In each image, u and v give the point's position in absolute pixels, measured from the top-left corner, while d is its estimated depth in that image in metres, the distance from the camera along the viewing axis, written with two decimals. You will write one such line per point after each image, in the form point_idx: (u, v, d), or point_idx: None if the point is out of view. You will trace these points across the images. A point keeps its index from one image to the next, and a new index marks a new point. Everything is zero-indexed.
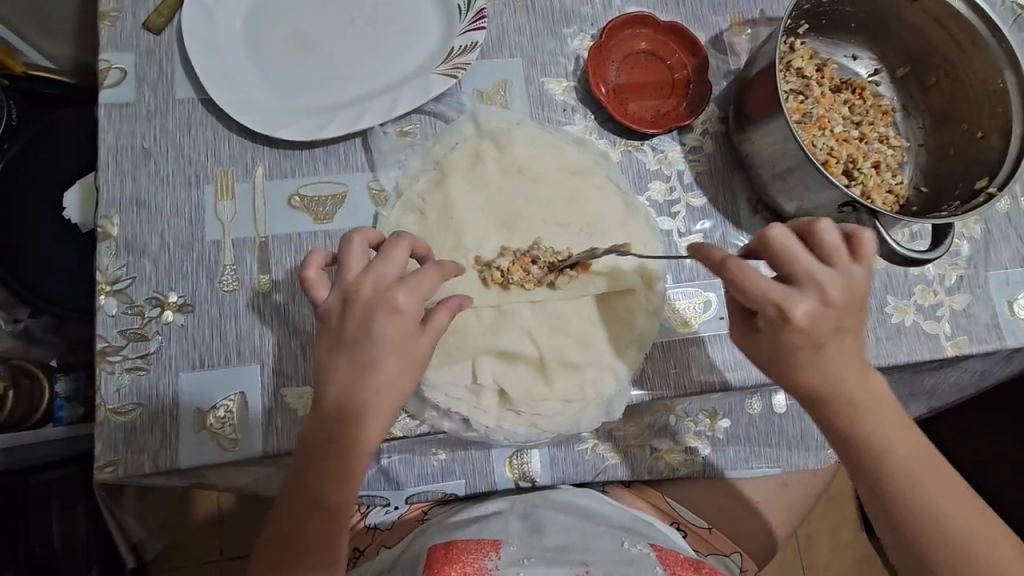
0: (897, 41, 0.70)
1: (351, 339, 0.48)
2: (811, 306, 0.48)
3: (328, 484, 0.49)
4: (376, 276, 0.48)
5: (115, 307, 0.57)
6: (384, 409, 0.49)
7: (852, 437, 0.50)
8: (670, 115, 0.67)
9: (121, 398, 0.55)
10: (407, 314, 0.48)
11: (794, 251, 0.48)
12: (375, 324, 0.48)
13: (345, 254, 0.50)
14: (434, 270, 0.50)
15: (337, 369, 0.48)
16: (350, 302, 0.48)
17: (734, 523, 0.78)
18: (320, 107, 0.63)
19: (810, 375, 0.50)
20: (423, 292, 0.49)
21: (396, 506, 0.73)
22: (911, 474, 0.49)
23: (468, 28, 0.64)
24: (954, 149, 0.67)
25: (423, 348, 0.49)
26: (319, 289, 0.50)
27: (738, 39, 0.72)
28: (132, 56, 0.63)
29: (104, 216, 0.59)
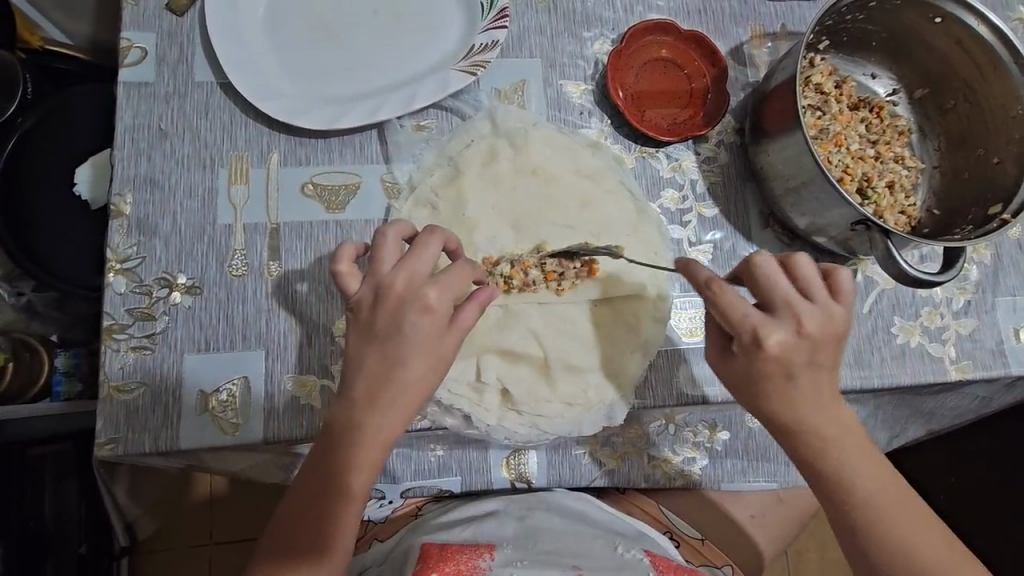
0: (917, 62, 0.70)
1: (380, 334, 0.48)
2: (786, 337, 0.48)
3: (339, 474, 0.49)
4: (409, 271, 0.49)
5: (123, 286, 0.57)
6: (406, 406, 0.49)
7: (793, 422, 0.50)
8: (686, 124, 0.67)
9: (125, 376, 0.55)
10: (438, 312, 0.48)
11: (775, 278, 0.49)
12: (406, 320, 0.48)
13: (378, 247, 0.50)
14: (463, 271, 0.50)
15: (367, 361, 0.49)
16: (381, 296, 0.49)
17: (723, 533, 0.79)
18: (339, 96, 0.63)
19: (824, 389, 0.50)
20: (452, 290, 0.49)
21: (391, 500, 0.73)
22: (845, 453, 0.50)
23: (490, 26, 0.65)
24: (968, 173, 0.67)
25: (449, 347, 0.49)
26: (350, 282, 0.50)
27: (758, 51, 0.72)
28: (154, 36, 0.63)
29: (117, 194, 0.59)
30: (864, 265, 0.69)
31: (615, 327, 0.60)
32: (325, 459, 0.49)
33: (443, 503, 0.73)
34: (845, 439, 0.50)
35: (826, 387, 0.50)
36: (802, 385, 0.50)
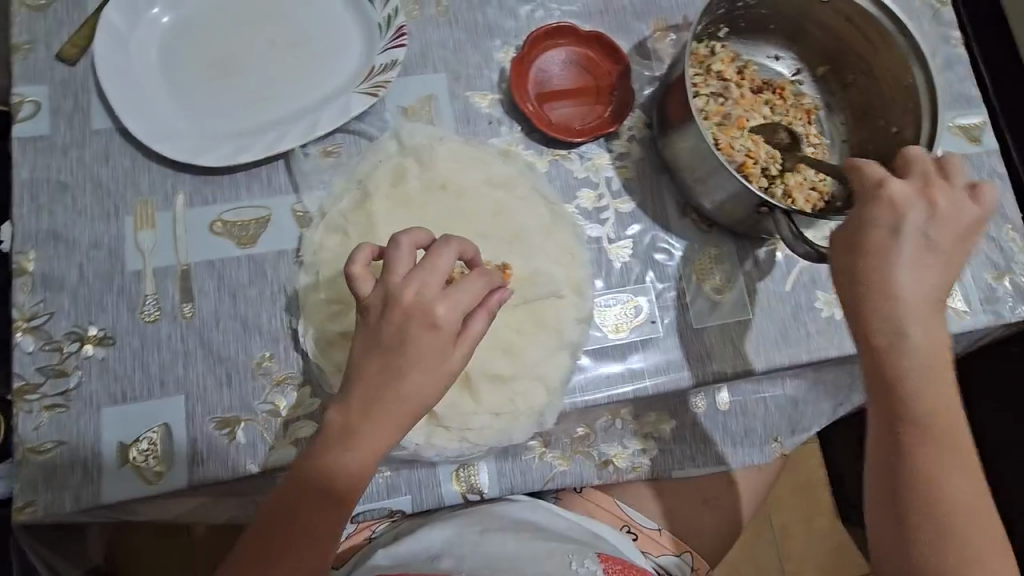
0: (813, 41, 0.71)
1: (384, 346, 0.46)
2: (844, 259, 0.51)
3: (331, 486, 0.46)
4: (421, 283, 0.46)
5: (32, 344, 0.56)
6: (397, 428, 0.47)
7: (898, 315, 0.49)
8: (596, 122, 0.68)
9: (40, 436, 0.54)
10: (442, 329, 0.46)
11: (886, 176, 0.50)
12: (410, 334, 0.46)
13: (393, 252, 0.48)
14: (476, 281, 0.48)
15: (368, 373, 0.47)
16: (389, 306, 0.46)
17: (682, 522, 0.79)
18: (241, 130, 0.63)
19: (915, 304, 0.49)
20: (456, 301, 0.47)
21: (344, 527, 0.73)
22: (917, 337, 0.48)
23: (388, 45, 0.65)
24: (874, 145, 0.69)
25: (456, 360, 0.47)
26: (363, 284, 0.48)
27: (661, 45, 0.73)
28: (47, 88, 0.62)
29: (20, 251, 0.58)
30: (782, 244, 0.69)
31: (537, 333, 0.60)
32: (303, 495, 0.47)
33: (395, 523, 0.72)
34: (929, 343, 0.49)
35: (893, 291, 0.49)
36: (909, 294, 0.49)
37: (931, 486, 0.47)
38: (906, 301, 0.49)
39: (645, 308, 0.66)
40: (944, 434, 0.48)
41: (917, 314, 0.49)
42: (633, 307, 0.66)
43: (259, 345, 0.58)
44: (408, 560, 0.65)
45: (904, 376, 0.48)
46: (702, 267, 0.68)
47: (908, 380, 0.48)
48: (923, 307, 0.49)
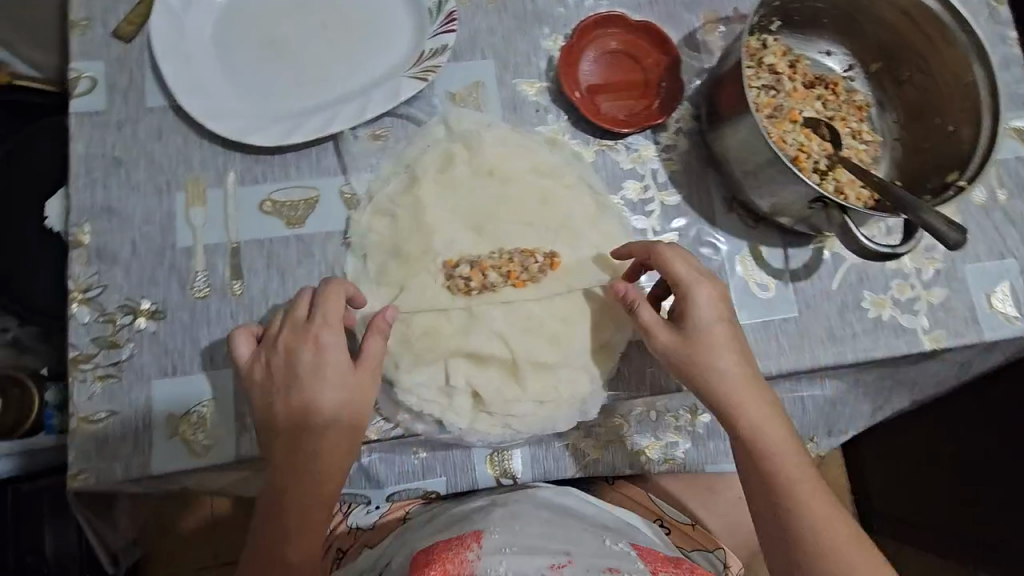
0: (868, 37, 0.70)
1: (280, 388, 0.52)
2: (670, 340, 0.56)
3: (292, 532, 0.51)
4: (292, 319, 0.53)
5: (87, 315, 0.57)
6: (338, 439, 0.52)
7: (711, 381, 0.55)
8: (643, 114, 0.67)
9: (93, 406, 0.55)
10: (334, 352, 0.52)
11: (676, 267, 0.56)
12: (299, 363, 0.52)
13: (296, 300, 0.54)
14: (337, 288, 0.54)
15: (280, 417, 0.51)
16: (274, 349, 0.53)
17: (713, 518, 0.79)
18: (292, 111, 0.63)
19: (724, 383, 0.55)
20: (337, 326, 0.53)
21: (378, 505, 0.74)
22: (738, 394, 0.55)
23: (439, 30, 0.65)
24: (928, 143, 0.67)
25: (362, 379, 0.53)
26: (243, 349, 0.54)
27: (710, 37, 0.72)
28: (104, 64, 0.63)
29: (76, 224, 0.59)
30: (830, 243, 0.68)
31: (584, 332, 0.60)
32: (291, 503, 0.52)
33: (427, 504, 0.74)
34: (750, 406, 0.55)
35: (710, 363, 0.55)
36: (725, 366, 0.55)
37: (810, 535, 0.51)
38: (723, 371, 0.55)
39: None
40: (785, 490, 0.53)
41: (735, 379, 0.55)
42: None
43: None
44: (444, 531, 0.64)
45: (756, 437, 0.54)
46: (748, 262, 0.67)
47: (765, 441, 0.54)
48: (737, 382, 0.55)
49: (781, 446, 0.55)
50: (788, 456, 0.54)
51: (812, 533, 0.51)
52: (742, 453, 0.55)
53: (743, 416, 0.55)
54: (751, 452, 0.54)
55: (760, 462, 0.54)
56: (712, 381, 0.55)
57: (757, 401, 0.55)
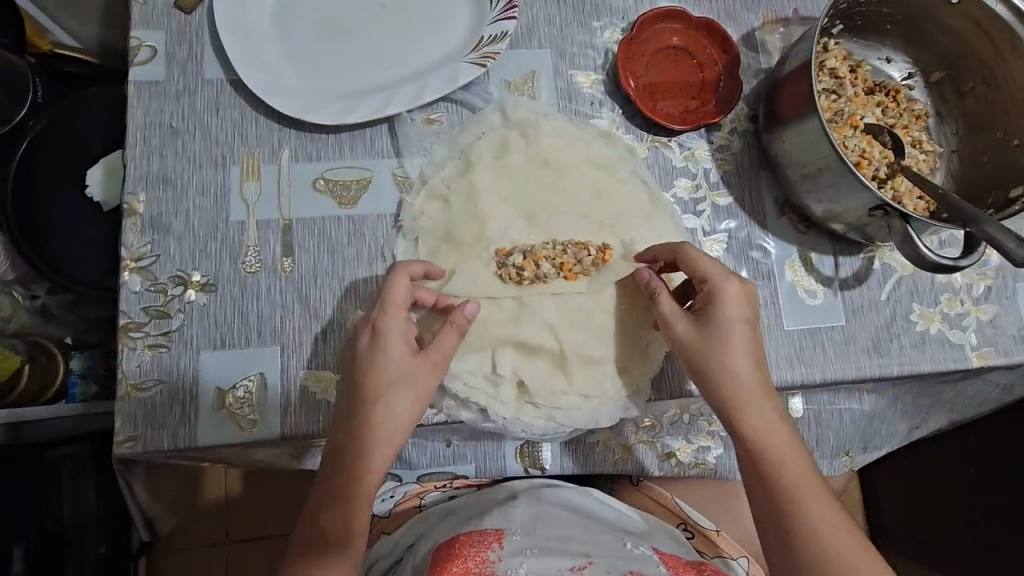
0: (933, 45, 0.69)
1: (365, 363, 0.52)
2: (688, 327, 0.55)
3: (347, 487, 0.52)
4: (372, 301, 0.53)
5: (139, 284, 0.57)
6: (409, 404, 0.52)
7: (715, 379, 0.54)
8: (699, 112, 0.67)
9: (142, 373, 0.55)
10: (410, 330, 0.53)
11: (700, 260, 0.55)
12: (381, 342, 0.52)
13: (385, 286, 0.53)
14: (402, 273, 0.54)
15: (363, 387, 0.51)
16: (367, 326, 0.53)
17: (739, 526, 0.78)
18: (349, 91, 0.63)
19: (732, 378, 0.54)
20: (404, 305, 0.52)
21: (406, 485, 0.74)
22: (741, 395, 0.54)
23: (500, 17, 0.64)
24: (988, 157, 0.66)
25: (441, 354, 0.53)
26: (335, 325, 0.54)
27: (770, 37, 0.71)
28: (163, 34, 0.63)
29: (131, 192, 0.59)
30: (882, 253, 0.67)
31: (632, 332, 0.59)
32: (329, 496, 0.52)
33: (445, 491, 0.72)
34: (760, 404, 0.54)
35: (728, 350, 0.54)
36: (733, 363, 0.54)
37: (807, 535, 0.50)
38: (733, 366, 0.54)
39: None
40: (785, 493, 0.52)
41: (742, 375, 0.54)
42: None
43: (353, 306, 0.59)
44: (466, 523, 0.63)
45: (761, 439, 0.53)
46: (797, 267, 0.66)
47: (771, 445, 0.53)
48: (748, 380, 0.54)
49: (787, 450, 0.53)
50: (794, 462, 0.53)
51: (820, 539, 0.50)
52: (748, 459, 0.54)
53: (748, 419, 0.54)
54: (758, 458, 0.53)
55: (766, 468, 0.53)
56: (720, 382, 0.54)
57: (764, 405, 0.54)
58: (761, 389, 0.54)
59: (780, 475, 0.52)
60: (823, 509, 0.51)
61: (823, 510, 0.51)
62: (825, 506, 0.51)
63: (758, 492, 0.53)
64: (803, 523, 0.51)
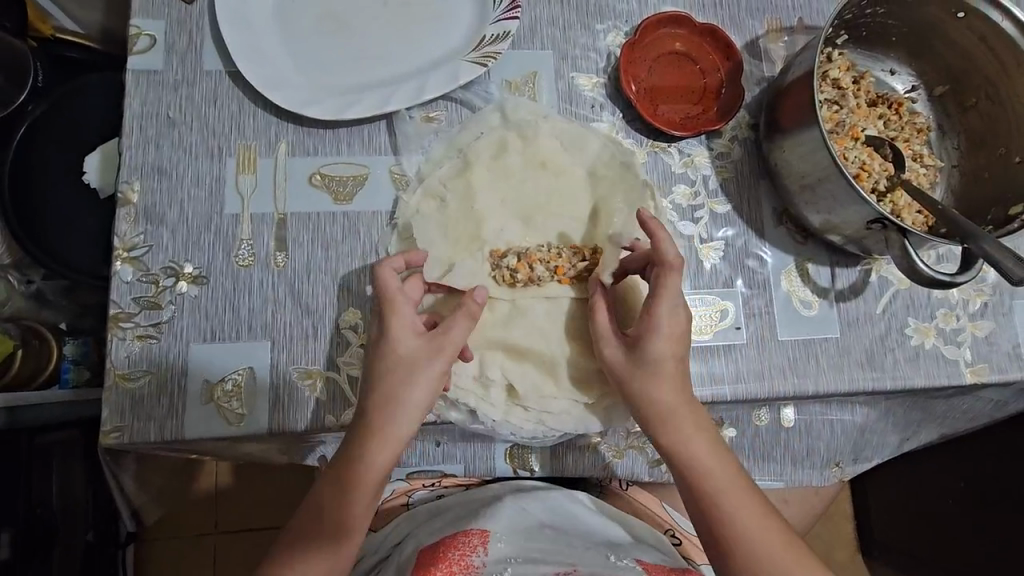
0: (938, 59, 0.68)
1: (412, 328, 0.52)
2: (617, 352, 0.54)
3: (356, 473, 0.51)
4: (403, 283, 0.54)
5: (130, 274, 0.57)
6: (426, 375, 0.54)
7: (640, 391, 0.53)
8: (700, 119, 0.66)
9: (131, 364, 0.55)
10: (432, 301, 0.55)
11: (662, 294, 0.52)
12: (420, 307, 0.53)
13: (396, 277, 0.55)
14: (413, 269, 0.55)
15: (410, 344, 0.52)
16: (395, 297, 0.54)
17: None
18: (348, 87, 0.62)
19: (658, 392, 0.53)
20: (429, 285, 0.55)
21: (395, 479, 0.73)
22: (667, 407, 0.53)
23: (502, 16, 0.64)
24: (989, 173, 0.66)
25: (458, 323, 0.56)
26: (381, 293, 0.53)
27: (774, 46, 0.70)
28: (164, 24, 0.63)
29: (126, 182, 0.59)
30: (879, 266, 0.67)
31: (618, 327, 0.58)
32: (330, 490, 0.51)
33: (433, 489, 0.72)
34: (685, 413, 0.53)
35: (652, 370, 0.53)
36: (660, 379, 0.53)
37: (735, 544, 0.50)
38: (659, 384, 0.53)
39: (731, 312, 0.64)
40: (712, 503, 0.52)
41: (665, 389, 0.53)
42: (720, 310, 0.64)
43: (346, 302, 0.58)
44: (449, 526, 0.63)
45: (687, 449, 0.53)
46: (793, 277, 0.66)
47: (693, 454, 0.53)
48: (674, 391, 0.53)
49: (711, 455, 0.53)
50: (719, 468, 0.53)
51: (746, 542, 0.50)
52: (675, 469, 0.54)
53: (674, 427, 0.53)
54: (683, 466, 0.53)
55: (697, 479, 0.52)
56: (646, 395, 0.53)
57: (691, 413, 0.53)
58: (686, 398, 0.53)
59: (706, 481, 0.52)
60: (752, 517, 0.51)
61: (752, 518, 0.51)
62: (755, 513, 0.51)
63: (688, 498, 0.53)
64: (730, 533, 0.51)
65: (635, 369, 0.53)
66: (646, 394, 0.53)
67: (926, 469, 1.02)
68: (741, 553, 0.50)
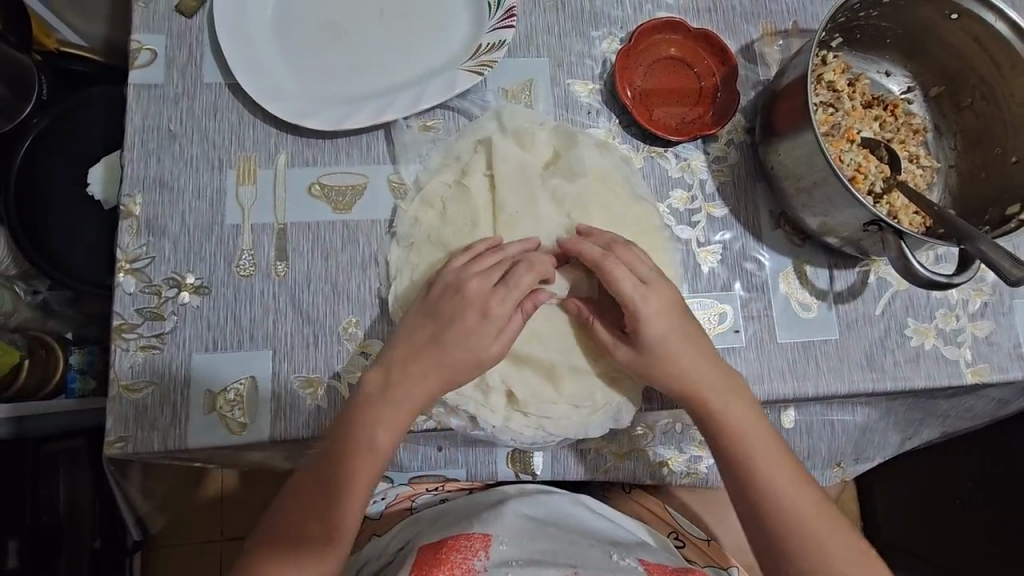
0: (933, 60, 0.68)
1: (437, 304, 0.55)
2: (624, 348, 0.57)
3: (346, 440, 0.54)
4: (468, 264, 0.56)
5: (133, 286, 0.57)
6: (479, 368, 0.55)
7: (672, 362, 0.57)
8: (696, 123, 0.67)
9: (134, 374, 0.55)
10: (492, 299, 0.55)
11: (616, 285, 0.55)
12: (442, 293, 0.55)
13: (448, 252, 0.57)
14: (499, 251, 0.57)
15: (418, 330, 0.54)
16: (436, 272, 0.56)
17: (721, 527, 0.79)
18: (347, 98, 0.63)
19: (684, 366, 0.57)
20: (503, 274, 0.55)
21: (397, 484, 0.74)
22: (700, 376, 0.57)
23: (497, 25, 0.64)
24: (985, 173, 0.66)
25: (501, 310, 0.55)
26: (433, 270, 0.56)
27: (769, 49, 0.71)
28: (164, 38, 0.64)
29: (127, 194, 0.60)
30: (877, 266, 0.67)
31: None
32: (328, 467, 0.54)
33: (437, 493, 0.73)
34: (720, 383, 0.57)
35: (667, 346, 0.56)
36: (684, 356, 0.57)
37: (764, 501, 0.56)
38: (683, 359, 0.57)
39: (729, 315, 0.64)
40: (743, 464, 0.57)
41: (693, 360, 0.57)
42: (718, 313, 0.64)
43: (346, 311, 0.59)
44: (448, 528, 0.63)
45: (715, 415, 0.57)
46: (791, 279, 0.66)
47: (730, 422, 0.57)
48: (699, 363, 0.57)
49: (748, 424, 0.57)
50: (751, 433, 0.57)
51: (782, 505, 0.55)
52: (708, 434, 0.58)
53: (712, 397, 0.57)
54: (719, 435, 0.57)
55: (727, 444, 0.57)
56: (677, 367, 0.57)
57: (724, 383, 0.57)
58: (716, 363, 0.58)
59: (736, 444, 0.57)
60: (784, 481, 0.56)
61: (785, 482, 0.56)
62: (787, 478, 0.56)
63: (724, 466, 0.58)
64: (761, 493, 0.56)
65: (662, 356, 0.56)
66: (679, 376, 0.57)
67: (929, 468, 1.02)
68: (772, 512, 0.55)
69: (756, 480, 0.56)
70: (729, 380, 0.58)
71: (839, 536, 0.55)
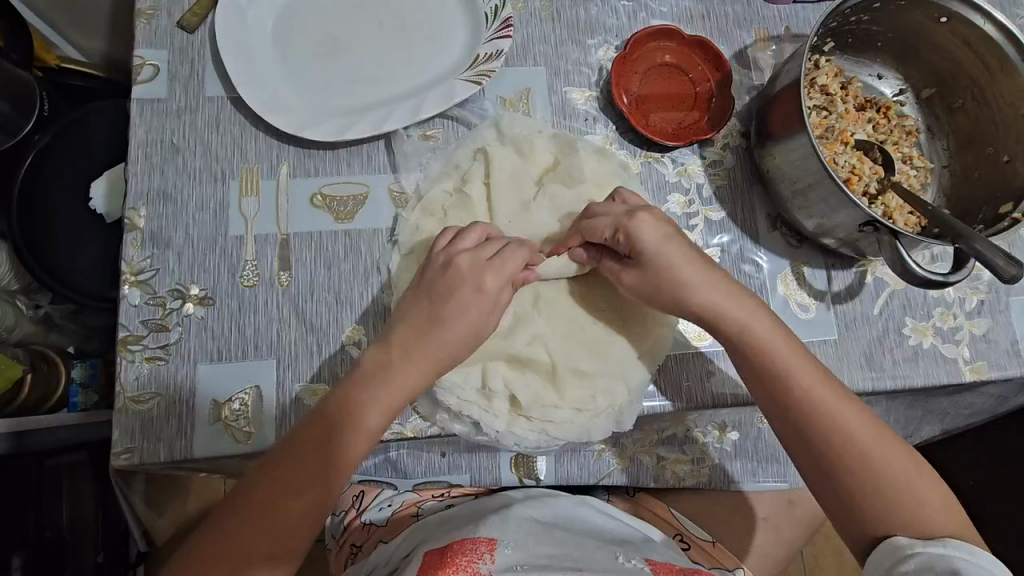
0: (923, 62, 0.70)
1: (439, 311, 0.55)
2: None
3: (341, 421, 0.52)
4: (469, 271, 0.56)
5: (138, 298, 0.58)
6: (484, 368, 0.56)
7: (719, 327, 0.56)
8: (692, 128, 0.68)
9: (140, 386, 0.56)
10: (492, 305, 0.55)
11: None
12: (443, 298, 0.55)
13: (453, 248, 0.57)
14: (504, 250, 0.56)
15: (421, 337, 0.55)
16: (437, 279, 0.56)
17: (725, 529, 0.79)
18: (348, 109, 0.64)
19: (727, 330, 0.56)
20: (506, 277, 0.55)
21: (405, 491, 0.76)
22: (748, 327, 0.56)
23: (494, 35, 0.65)
24: (977, 172, 0.67)
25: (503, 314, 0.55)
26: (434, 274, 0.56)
27: (762, 54, 0.72)
28: (167, 53, 0.64)
29: (131, 208, 0.60)
30: (874, 266, 0.68)
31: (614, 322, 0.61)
32: (311, 453, 0.51)
33: (442, 499, 0.73)
34: (767, 335, 0.56)
35: None
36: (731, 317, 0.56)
37: (834, 447, 0.53)
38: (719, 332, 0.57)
39: None
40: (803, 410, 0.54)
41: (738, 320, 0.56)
42: None
43: (349, 319, 0.59)
44: (453, 534, 0.62)
45: (767, 367, 0.55)
46: (789, 281, 0.67)
47: (786, 371, 0.55)
48: (742, 322, 0.56)
49: (805, 371, 0.55)
50: (810, 380, 0.55)
51: (858, 449, 0.53)
52: (763, 385, 0.56)
53: (763, 347, 0.55)
54: (777, 384, 0.55)
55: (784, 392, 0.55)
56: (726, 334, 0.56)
57: (772, 334, 0.56)
58: (764, 322, 0.57)
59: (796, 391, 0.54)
60: (855, 423, 0.54)
61: (856, 425, 0.54)
62: (857, 420, 0.54)
63: (784, 416, 0.55)
64: (829, 438, 0.53)
65: None
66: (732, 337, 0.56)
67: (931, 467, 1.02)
68: (846, 457, 0.53)
69: (822, 424, 0.54)
70: (774, 330, 0.56)
71: (921, 475, 0.53)
